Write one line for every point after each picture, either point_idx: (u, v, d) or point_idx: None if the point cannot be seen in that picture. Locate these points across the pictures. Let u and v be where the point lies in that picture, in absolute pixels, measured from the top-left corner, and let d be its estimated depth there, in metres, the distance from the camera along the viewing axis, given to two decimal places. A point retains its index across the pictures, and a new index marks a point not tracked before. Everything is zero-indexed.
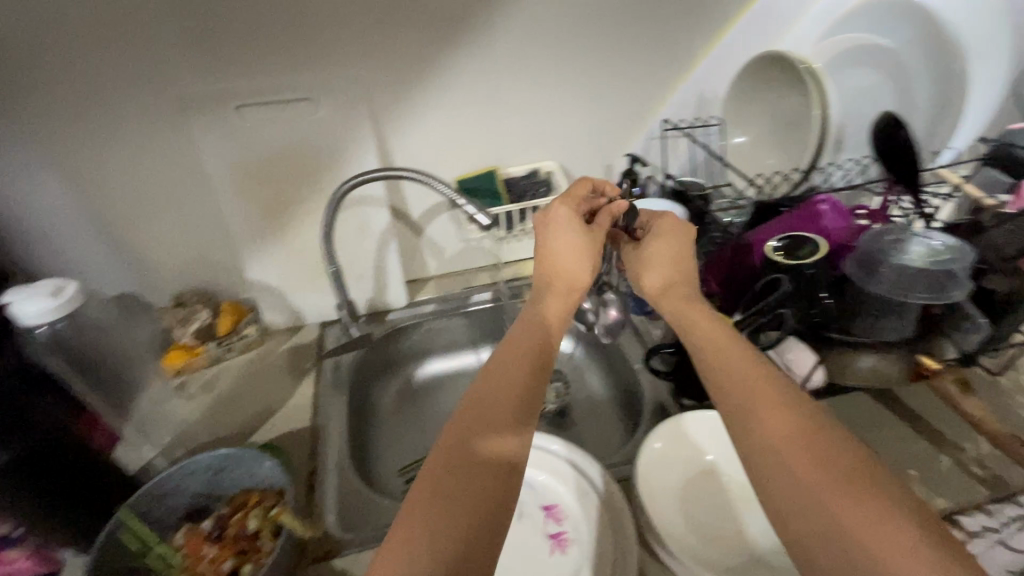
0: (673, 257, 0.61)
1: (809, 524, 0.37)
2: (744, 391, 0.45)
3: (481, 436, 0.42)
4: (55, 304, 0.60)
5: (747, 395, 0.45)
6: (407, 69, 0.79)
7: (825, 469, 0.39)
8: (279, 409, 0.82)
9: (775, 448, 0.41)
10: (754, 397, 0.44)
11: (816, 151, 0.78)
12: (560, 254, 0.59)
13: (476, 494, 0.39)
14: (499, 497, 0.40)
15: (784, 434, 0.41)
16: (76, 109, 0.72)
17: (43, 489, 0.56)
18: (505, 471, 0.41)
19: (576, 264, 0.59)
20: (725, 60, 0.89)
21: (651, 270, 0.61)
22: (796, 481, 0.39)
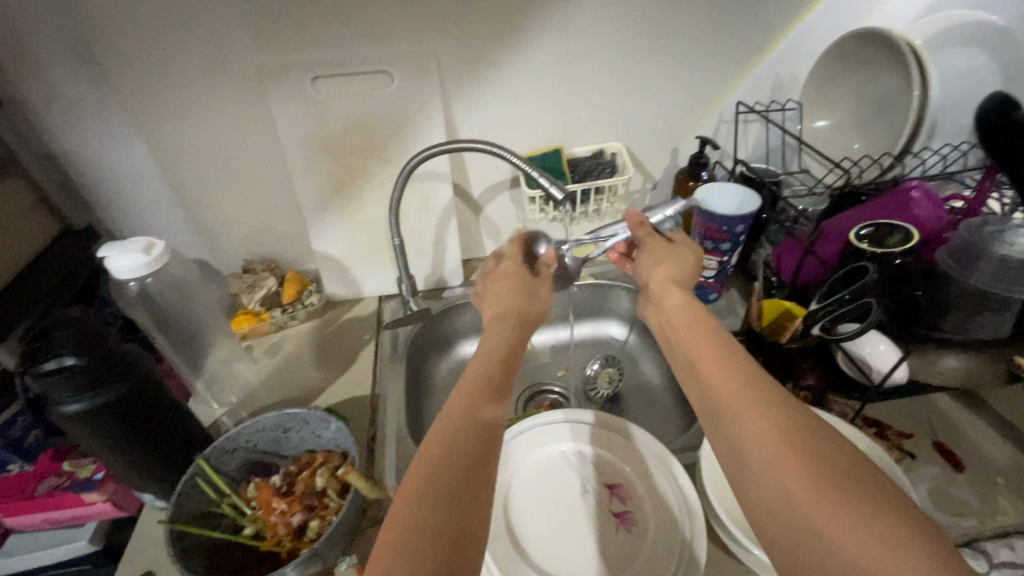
0: (664, 256, 0.61)
1: (766, 516, 0.35)
2: (711, 387, 0.42)
3: (447, 441, 0.42)
4: (146, 260, 0.62)
5: (718, 390, 0.42)
6: (480, 42, 0.78)
7: (807, 470, 0.35)
8: (339, 377, 0.84)
9: (753, 448, 0.38)
10: (722, 393, 0.41)
11: (911, 136, 0.73)
12: (504, 290, 0.68)
13: (448, 495, 0.39)
14: (471, 495, 0.39)
15: (754, 432, 0.38)
16: (162, 77, 0.75)
17: (133, 430, 0.58)
18: (475, 469, 0.41)
19: (519, 295, 0.67)
20: (810, 39, 0.85)
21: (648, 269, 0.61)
22: (767, 475, 0.36)
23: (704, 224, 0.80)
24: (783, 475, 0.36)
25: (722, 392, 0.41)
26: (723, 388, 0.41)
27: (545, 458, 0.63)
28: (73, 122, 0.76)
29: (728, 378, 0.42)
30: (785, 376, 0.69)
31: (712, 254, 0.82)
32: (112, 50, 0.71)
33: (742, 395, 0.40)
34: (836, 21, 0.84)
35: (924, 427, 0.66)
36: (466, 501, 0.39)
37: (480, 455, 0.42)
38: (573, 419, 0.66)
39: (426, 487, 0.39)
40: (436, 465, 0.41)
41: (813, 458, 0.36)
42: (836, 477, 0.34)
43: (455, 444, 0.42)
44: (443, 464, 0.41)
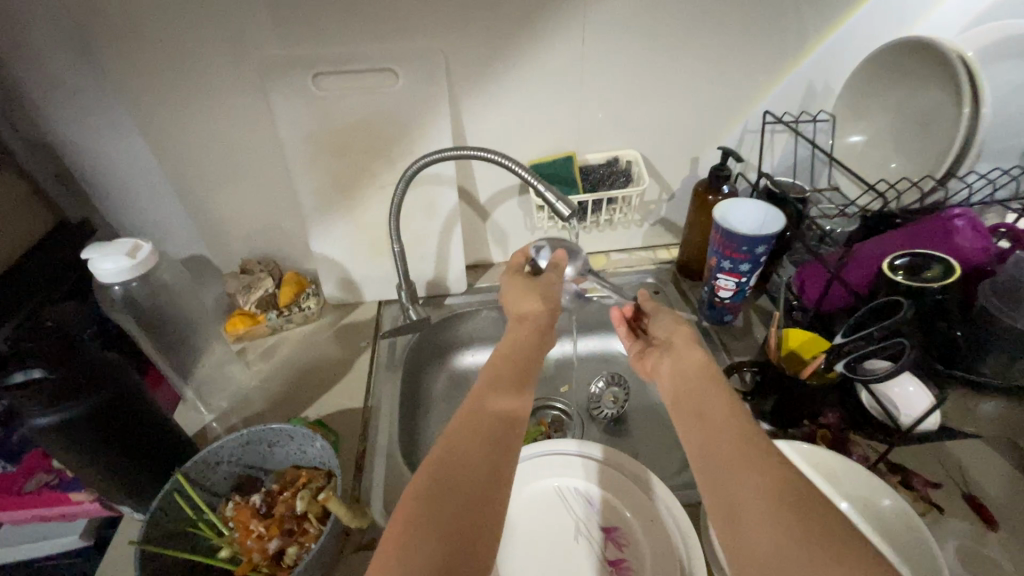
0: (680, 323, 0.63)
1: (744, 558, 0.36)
2: (711, 443, 0.44)
3: (458, 452, 0.44)
4: (130, 264, 0.59)
5: (718, 447, 0.43)
6: (492, 40, 0.74)
7: (796, 532, 0.36)
8: (332, 385, 0.81)
9: (744, 504, 0.39)
10: (723, 450, 0.43)
11: (957, 158, 0.67)
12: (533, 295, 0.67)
13: (455, 506, 0.41)
14: (475, 510, 0.41)
15: (748, 491, 0.39)
16: (159, 71, 0.71)
17: (107, 444, 0.56)
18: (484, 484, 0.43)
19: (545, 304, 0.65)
20: (848, 46, 0.79)
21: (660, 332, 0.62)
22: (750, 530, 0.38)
23: (722, 242, 0.75)
24: (773, 532, 0.37)
25: (723, 451, 0.43)
26: (725, 445, 0.43)
27: (538, 492, 0.59)
28: (68, 113, 0.73)
29: (732, 438, 0.43)
30: (803, 413, 0.64)
31: (730, 275, 0.77)
32: (109, 41, 0.68)
33: (742, 455, 0.42)
34: (878, 27, 0.78)
35: (954, 477, 0.60)
36: (470, 513, 0.41)
37: (488, 471, 0.44)
38: (569, 452, 0.62)
39: (437, 493, 0.41)
40: (448, 474, 0.43)
41: (807, 522, 0.37)
42: (827, 541, 0.35)
43: (466, 458, 0.44)
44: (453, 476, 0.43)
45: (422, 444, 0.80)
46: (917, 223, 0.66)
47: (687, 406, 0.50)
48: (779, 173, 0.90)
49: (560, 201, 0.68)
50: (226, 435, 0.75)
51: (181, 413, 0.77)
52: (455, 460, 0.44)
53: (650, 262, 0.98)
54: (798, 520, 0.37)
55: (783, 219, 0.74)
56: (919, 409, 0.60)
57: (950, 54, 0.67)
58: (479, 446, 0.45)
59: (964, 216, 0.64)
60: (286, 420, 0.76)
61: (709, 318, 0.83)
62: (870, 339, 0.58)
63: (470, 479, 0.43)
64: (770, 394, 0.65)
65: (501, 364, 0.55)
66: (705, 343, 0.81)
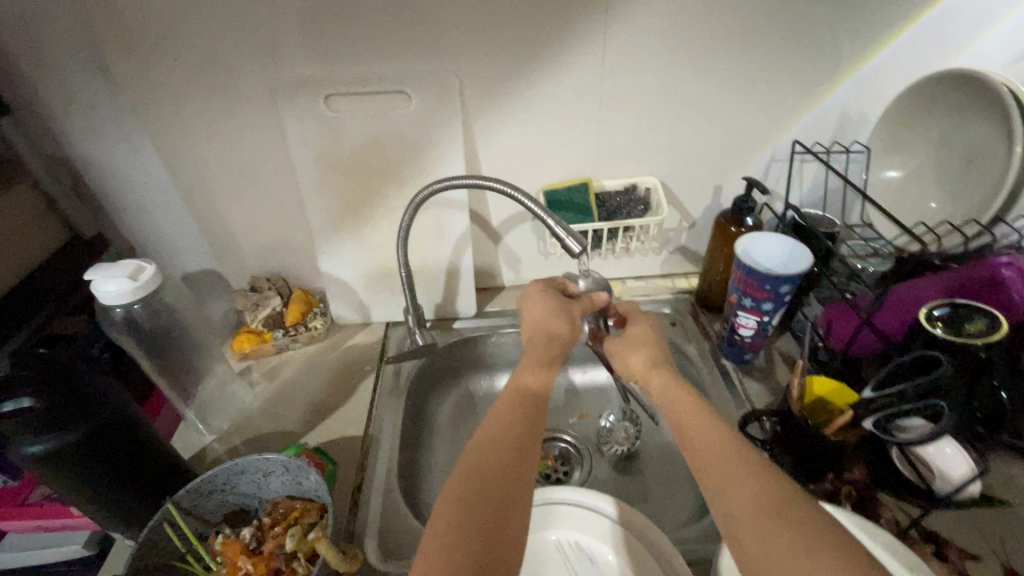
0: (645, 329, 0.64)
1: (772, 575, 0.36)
2: (700, 449, 0.45)
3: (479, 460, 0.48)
4: (131, 288, 0.59)
5: (706, 452, 0.44)
6: (508, 65, 0.72)
7: (784, 535, 0.37)
8: (334, 410, 0.79)
9: (735, 510, 0.40)
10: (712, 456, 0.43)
11: (1005, 202, 0.62)
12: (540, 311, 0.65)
13: (482, 513, 0.44)
14: (501, 514, 0.45)
15: (737, 494, 0.40)
16: (174, 91, 0.71)
17: (101, 469, 0.55)
18: (507, 488, 0.46)
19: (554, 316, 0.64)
20: (885, 74, 0.75)
21: (633, 346, 0.61)
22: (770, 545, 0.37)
23: (744, 279, 0.71)
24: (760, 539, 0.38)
25: (709, 458, 0.43)
26: (712, 450, 0.44)
27: (537, 543, 0.58)
28: (89, 130, 0.73)
29: (721, 445, 0.44)
30: (827, 467, 0.59)
31: (751, 313, 0.73)
32: (128, 60, 0.68)
33: (729, 465, 0.42)
34: (917, 56, 0.74)
35: (994, 549, 0.55)
36: (496, 518, 0.44)
37: (511, 477, 0.47)
38: (571, 501, 0.60)
39: (466, 502, 0.44)
40: (473, 483, 0.46)
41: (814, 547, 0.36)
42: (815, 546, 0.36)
43: (489, 466, 0.47)
44: (477, 485, 0.46)
45: (423, 475, 0.77)
46: (958, 269, 0.62)
47: (674, 409, 0.50)
48: (808, 204, 0.86)
49: (570, 237, 0.65)
50: (224, 457, 0.73)
51: (182, 434, 0.76)
52: (479, 467, 0.47)
53: (668, 291, 0.94)
54: (805, 548, 0.36)
55: (809, 257, 0.70)
56: (956, 475, 0.54)
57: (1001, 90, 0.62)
58: (502, 453, 0.48)
59: (1012, 266, 0.59)
60: (285, 445, 0.75)
61: (727, 356, 0.80)
62: (904, 396, 0.53)
63: (494, 485, 0.46)
64: (789, 446, 0.61)
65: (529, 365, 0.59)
66: (721, 381, 0.77)
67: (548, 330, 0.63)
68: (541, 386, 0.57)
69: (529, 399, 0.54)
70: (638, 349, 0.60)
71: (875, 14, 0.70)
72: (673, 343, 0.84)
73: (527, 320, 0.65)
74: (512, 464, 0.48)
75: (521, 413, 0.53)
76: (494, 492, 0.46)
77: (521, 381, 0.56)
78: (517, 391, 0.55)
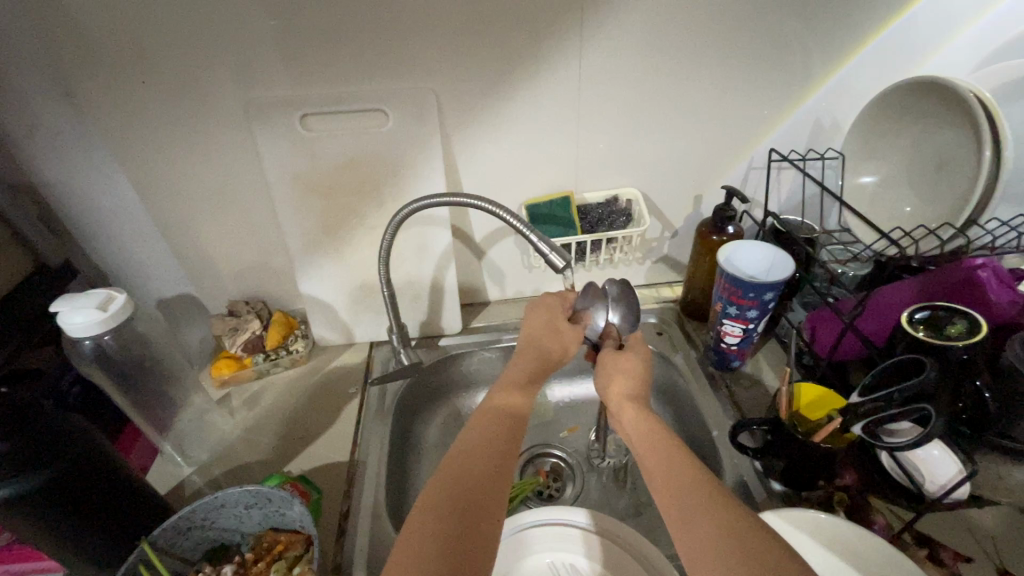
0: (621, 362, 0.60)
1: None
2: (658, 467, 0.46)
3: (455, 467, 0.46)
4: (101, 317, 0.58)
5: (665, 472, 0.45)
6: (486, 81, 0.72)
7: (736, 556, 0.38)
8: (317, 436, 0.77)
9: (692, 535, 0.40)
10: (667, 488, 0.44)
11: (979, 206, 0.63)
12: (535, 331, 0.62)
13: (457, 521, 0.43)
14: (474, 524, 0.43)
15: (699, 529, 0.40)
16: (144, 118, 0.70)
17: (68, 513, 0.52)
18: (481, 499, 0.45)
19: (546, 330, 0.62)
20: (855, 83, 0.77)
21: (614, 380, 0.58)
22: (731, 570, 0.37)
23: (727, 288, 0.72)
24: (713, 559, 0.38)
25: (676, 492, 0.43)
26: (674, 479, 0.44)
27: (534, 567, 0.58)
28: (53, 156, 0.70)
29: (679, 470, 0.45)
30: (818, 475, 0.60)
31: (736, 321, 0.73)
32: (94, 82, 0.66)
33: (687, 494, 0.43)
34: (884, 65, 0.76)
35: (986, 549, 0.56)
36: (472, 523, 0.43)
37: (489, 485, 0.46)
38: (562, 521, 0.60)
39: (443, 513, 0.43)
40: (455, 486, 0.45)
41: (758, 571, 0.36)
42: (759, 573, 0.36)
43: (466, 473, 0.46)
44: (453, 493, 0.44)
45: (411, 500, 0.76)
46: (936, 272, 0.64)
47: (641, 438, 0.50)
48: (787, 209, 0.87)
49: (553, 252, 0.65)
50: (204, 489, 0.71)
51: (159, 467, 0.74)
52: (455, 477, 0.46)
53: (653, 301, 0.94)
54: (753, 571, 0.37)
55: (791, 264, 0.71)
56: (945, 477, 0.54)
57: (968, 95, 0.63)
58: (484, 458, 0.48)
59: (988, 267, 0.61)
60: (267, 474, 0.72)
61: (713, 362, 0.80)
62: (888, 401, 0.52)
63: (476, 493, 0.45)
64: (780, 456, 0.61)
65: (513, 383, 0.56)
66: (709, 389, 0.78)
67: (540, 344, 0.61)
68: (523, 402, 0.54)
69: (509, 408, 0.53)
70: (623, 375, 0.58)
71: (843, 24, 0.71)
72: (660, 353, 0.84)
73: (526, 331, 0.63)
74: (486, 472, 0.47)
75: (503, 420, 0.52)
76: (471, 501, 0.44)
77: (506, 391, 0.55)
78: (503, 400, 0.53)
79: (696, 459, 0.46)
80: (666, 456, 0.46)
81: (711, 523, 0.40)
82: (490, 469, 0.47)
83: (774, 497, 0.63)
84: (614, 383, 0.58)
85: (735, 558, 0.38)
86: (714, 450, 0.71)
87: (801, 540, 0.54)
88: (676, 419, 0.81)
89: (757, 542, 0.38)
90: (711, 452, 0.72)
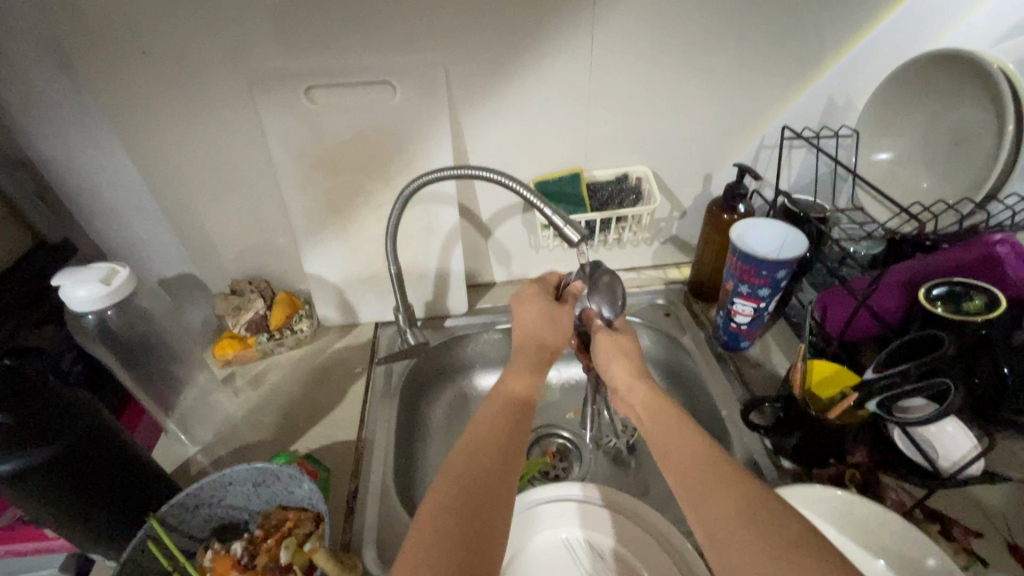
0: (617, 348, 0.58)
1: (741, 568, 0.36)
2: (669, 445, 0.46)
3: (460, 464, 0.45)
4: (103, 293, 0.56)
5: (676, 450, 0.45)
6: (496, 54, 0.70)
7: (752, 531, 0.37)
8: (323, 416, 0.76)
9: (706, 512, 0.40)
10: (679, 464, 0.44)
11: (1000, 180, 0.63)
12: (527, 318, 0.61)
13: (468, 517, 0.42)
14: (485, 518, 0.42)
15: (711, 506, 0.40)
16: (140, 90, 0.67)
17: (75, 490, 0.52)
18: (489, 492, 0.44)
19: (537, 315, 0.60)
20: (871, 58, 0.75)
21: (614, 365, 0.57)
22: (749, 545, 0.37)
23: (739, 266, 0.71)
24: (727, 535, 0.38)
25: (686, 470, 0.43)
26: (685, 456, 0.44)
27: (546, 541, 0.58)
28: (50, 131, 0.68)
29: (690, 449, 0.44)
30: (827, 451, 0.60)
31: (746, 300, 0.73)
32: (90, 51, 0.64)
33: (701, 470, 0.42)
34: (901, 39, 0.74)
35: (997, 526, 0.57)
36: (481, 516, 0.42)
37: (495, 475, 0.45)
38: (576, 498, 0.60)
39: (449, 511, 0.42)
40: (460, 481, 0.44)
41: (777, 546, 0.36)
42: (790, 559, 0.35)
43: (474, 468, 0.45)
44: (459, 488, 0.43)
45: (419, 479, 0.75)
46: (954, 248, 0.63)
47: (651, 419, 0.49)
48: (798, 189, 0.86)
49: (568, 226, 0.63)
50: (209, 469, 0.70)
51: (162, 446, 0.73)
52: (460, 474, 0.44)
53: (659, 281, 0.93)
54: (770, 545, 0.36)
55: (803, 243, 0.71)
56: (959, 454, 0.55)
57: (993, 69, 0.62)
58: (488, 451, 0.46)
59: (1005, 243, 0.61)
60: (273, 453, 0.72)
61: (721, 343, 0.80)
62: (906, 375, 0.52)
63: (482, 486, 0.44)
64: (793, 430, 0.61)
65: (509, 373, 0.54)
66: (718, 368, 0.77)
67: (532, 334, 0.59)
68: (521, 390, 0.53)
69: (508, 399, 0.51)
70: (620, 358, 0.57)
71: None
72: (667, 333, 0.84)
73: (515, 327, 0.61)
74: (491, 462, 0.45)
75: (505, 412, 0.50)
76: (477, 494, 0.43)
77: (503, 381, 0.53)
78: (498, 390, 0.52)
79: (706, 438, 0.45)
80: (676, 436, 0.46)
81: (725, 500, 0.40)
82: (494, 461, 0.46)
83: (784, 475, 0.63)
84: (615, 366, 0.57)
85: (751, 532, 0.37)
86: (723, 429, 0.71)
87: (813, 514, 0.54)
88: (684, 399, 0.81)
89: (772, 516, 0.38)
90: (719, 431, 0.72)
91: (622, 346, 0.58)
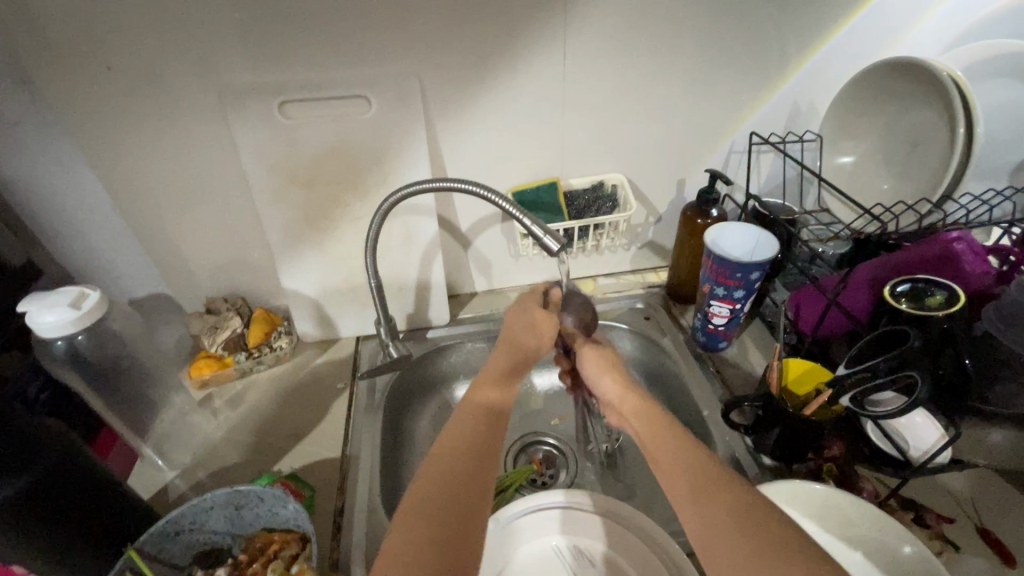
0: (603, 362, 0.61)
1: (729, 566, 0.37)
2: (658, 449, 0.47)
3: (444, 468, 0.45)
4: (72, 317, 0.55)
5: (664, 453, 0.46)
6: (470, 66, 0.70)
7: (739, 529, 0.38)
8: (305, 434, 0.75)
9: (694, 512, 0.41)
10: (667, 467, 0.45)
11: (954, 179, 0.66)
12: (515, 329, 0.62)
13: (451, 521, 0.42)
14: (467, 523, 0.42)
15: (699, 507, 0.41)
16: (108, 107, 0.66)
17: (46, 523, 0.50)
18: (472, 497, 0.44)
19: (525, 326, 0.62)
20: (830, 65, 0.78)
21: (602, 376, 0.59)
22: (736, 544, 0.38)
23: (715, 268, 0.73)
24: (714, 534, 0.39)
25: (674, 473, 0.44)
26: (674, 459, 0.45)
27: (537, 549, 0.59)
28: (12, 151, 0.66)
29: (678, 451, 0.45)
30: (806, 447, 0.61)
31: (722, 302, 0.75)
32: (54, 68, 0.62)
33: (688, 473, 0.43)
34: (857, 48, 0.78)
35: (966, 510, 0.59)
36: (463, 520, 0.42)
37: (479, 481, 0.45)
38: (562, 505, 0.60)
39: (432, 516, 0.42)
40: (444, 485, 0.44)
41: (762, 544, 0.37)
42: (774, 555, 0.36)
43: (458, 473, 0.45)
44: (443, 492, 0.43)
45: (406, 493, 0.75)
46: (915, 246, 0.66)
47: (640, 425, 0.51)
48: (767, 192, 0.89)
49: (547, 236, 0.64)
50: (189, 493, 0.69)
51: (138, 472, 0.71)
52: (445, 478, 0.44)
53: (638, 286, 0.95)
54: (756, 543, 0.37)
55: (774, 245, 0.73)
56: (928, 444, 0.58)
57: (942, 75, 0.66)
58: (472, 456, 0.46)
59: (962, 240, 0.65)
60: (255, 474, 0.70)
61: (700, 344, 0.82)
62: (876, 371, 0.55)
63: (465, 491, 0.44)
64: (772, 426, 0.62)
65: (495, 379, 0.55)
66: (698, 369, 0.79)
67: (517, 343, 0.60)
68: (507, 397, 0.54)
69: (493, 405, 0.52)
70: (607, 370, 0.59)
71: (818, 7, 0.73)
72: (648, 336, 0.85)
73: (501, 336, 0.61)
74: (475, 467, 0.46)
75: (490, 418, 0.51)
76: (461, 499, 0.43)
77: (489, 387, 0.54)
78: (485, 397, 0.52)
79: (692, 440, 0.46)
80: (664, 439, 0.47)
81: (712, 500, 0.41)
82: (479, 466, 0.46)
83: (765, 472, 0.64)
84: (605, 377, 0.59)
85: (738, 531, 0.38)
86: (705, 429, 0.73)
87: (794, 508, 0.55)
88: (666, 401, 0.82)
89: (755, 514, 0.39)
90: (702, 431, 0.73)
91: (607, 361, 0.61)
